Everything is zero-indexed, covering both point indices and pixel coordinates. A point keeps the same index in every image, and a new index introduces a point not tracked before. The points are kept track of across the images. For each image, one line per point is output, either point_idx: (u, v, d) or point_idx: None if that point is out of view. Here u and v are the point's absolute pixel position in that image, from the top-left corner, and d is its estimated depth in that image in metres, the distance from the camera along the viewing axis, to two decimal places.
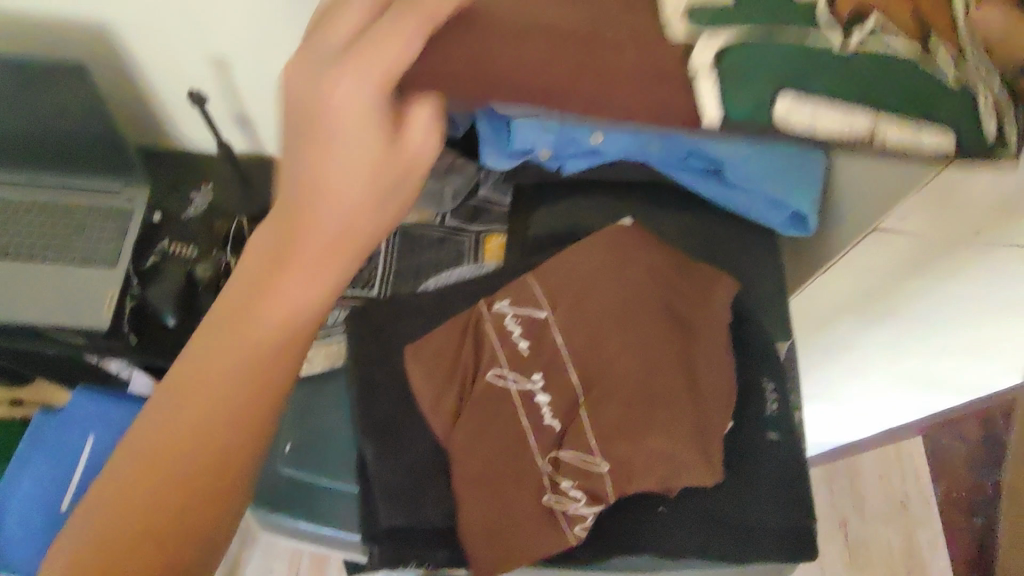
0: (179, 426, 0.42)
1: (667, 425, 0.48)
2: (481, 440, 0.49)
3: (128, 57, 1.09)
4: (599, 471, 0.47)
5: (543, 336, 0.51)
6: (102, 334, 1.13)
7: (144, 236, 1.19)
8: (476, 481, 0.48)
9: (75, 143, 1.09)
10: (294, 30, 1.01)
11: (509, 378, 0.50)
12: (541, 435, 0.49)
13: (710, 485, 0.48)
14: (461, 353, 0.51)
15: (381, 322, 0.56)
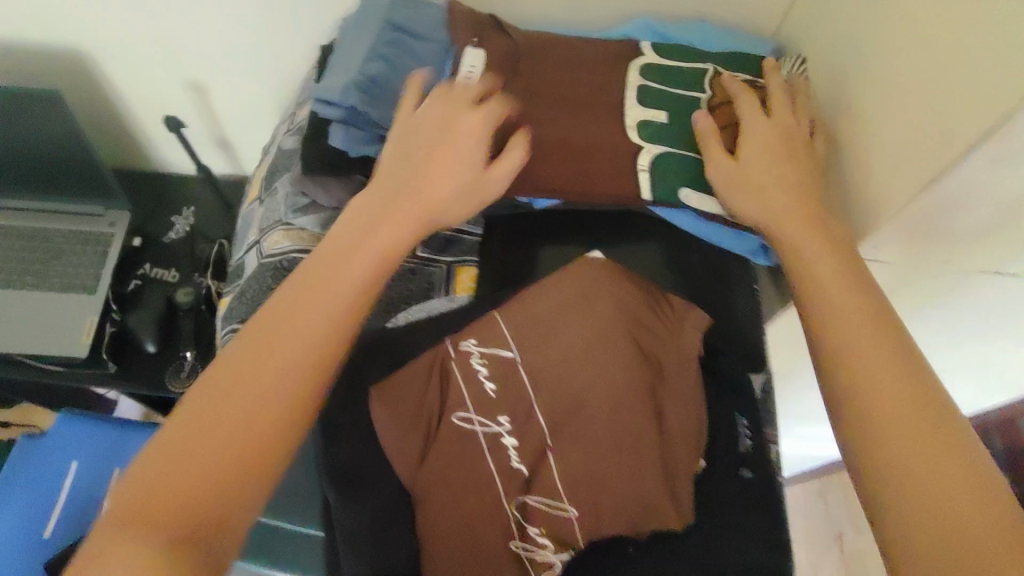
0: (228, 423, 0.38)
1: (633, 465, 0.47)
2: (448, 484, 0.47)
3: (106, 83, 1.08)
4: (566, 516, 0.46)
5: (510, 376, 0.51)
6: (81, 362, 1.11)
7: (125, 261, 1.19)
8: (443, 530, 0.46)
9: (53, 169, 1.08)
10: (270, 54, 1.01)
11: (475, 421, 0.49)
12: (508, 481, 0.48)
13: (679, 527, 0.48)
14: (426, 395, 0.51)
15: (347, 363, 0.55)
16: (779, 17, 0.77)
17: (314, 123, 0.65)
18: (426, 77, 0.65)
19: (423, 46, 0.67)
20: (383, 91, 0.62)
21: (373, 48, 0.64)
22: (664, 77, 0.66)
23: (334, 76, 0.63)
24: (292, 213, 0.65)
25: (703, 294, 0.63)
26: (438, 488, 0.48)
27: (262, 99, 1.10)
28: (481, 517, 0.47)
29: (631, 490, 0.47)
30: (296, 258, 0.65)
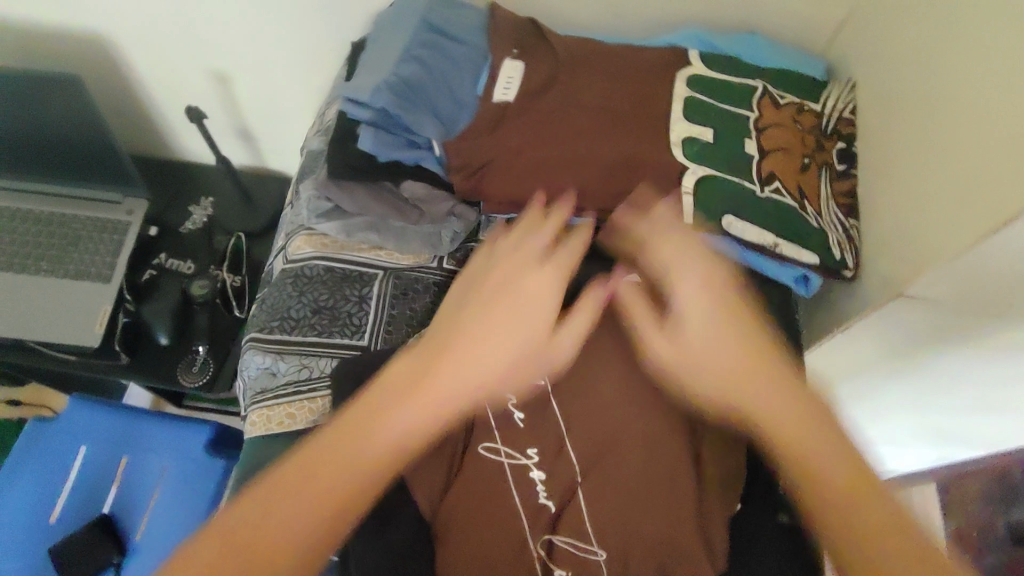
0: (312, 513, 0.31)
1: (664, 513, 0.44)
2: (476, 526, 0.45)
3: (128, 69, 1.06)
4: (595, 560, 0.44)
5: (539, 406, 0.48)
6: (95, 353, 1.09)
7: (141, 250, 1.18)
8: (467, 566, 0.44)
9: (72, 154, 1.06)
10: (296, 45, 0.98)
11: (501, 452, 0.47)
12: (534, 519, 0.45)
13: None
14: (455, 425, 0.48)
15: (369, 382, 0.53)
16: (830, 32, 0.73)
17: (341, 124, 0.62)
18: (462, 82, 0.63)
19: (457, 49, 0.65)
20: (415, 94, 0.59)
21: (406, 48, 0.62)
22: (714, 91, 0.64)
23: (364, 76, 0.61)
24: (314, 218, 0.62)
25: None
26: (467, 531, 0.45)
27: (285, 91, 1.07)
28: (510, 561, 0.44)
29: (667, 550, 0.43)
30: (318, 266, 0.62)
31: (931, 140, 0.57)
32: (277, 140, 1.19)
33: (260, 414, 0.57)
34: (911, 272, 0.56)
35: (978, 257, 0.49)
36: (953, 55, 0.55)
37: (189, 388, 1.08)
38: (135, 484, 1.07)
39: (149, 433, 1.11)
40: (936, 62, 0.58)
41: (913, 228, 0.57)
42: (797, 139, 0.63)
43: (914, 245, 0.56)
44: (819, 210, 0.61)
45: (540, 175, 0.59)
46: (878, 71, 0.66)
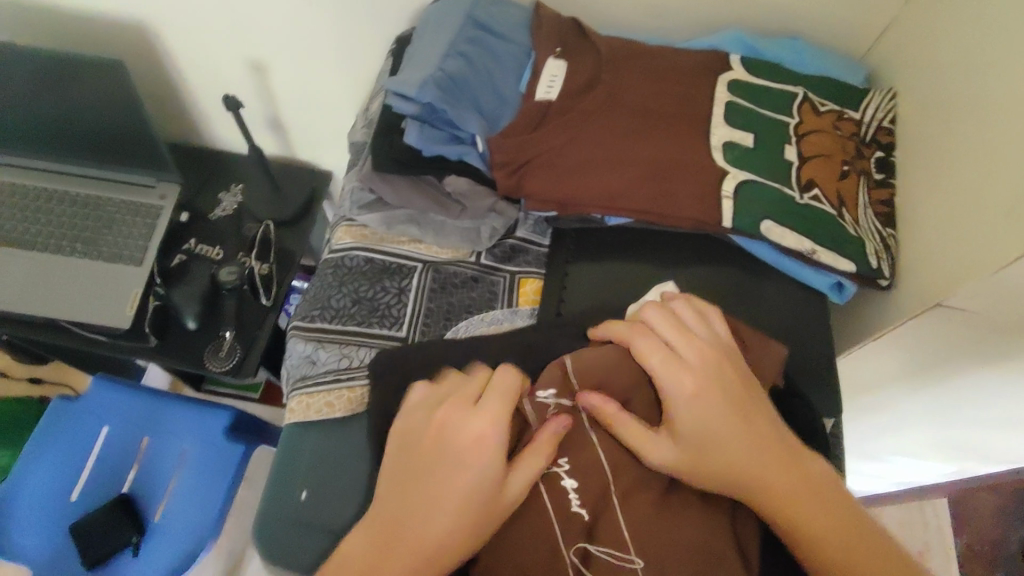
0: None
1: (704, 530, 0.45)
2: (512, 522, 0.46)
3: (167, 55, 1.08)
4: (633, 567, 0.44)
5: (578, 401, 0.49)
6: (124, 334, 1.12)
7: (172, 235, 1.20)
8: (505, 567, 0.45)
9: (109, 138, 1.08)
10: (334, 38, 0.99)
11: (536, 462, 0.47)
12: (569, 524, 0.45)
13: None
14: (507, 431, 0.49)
15: (411, 372, 0.54)
16: (871, 41, 0.73)
17: (387, 117, 0.64)
18: (505, 79, 0.64)
19: (501, 46, 0.66)
20: (460, 89, 0.60)
21: (453, 44, 0.63)
22: (755, 96, 0.64)
23: (411, 71, 0.62)
24: (357, 209, 0.63)
25: (773, 328, 0.60)
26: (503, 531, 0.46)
27: (319, 82, 1.08)
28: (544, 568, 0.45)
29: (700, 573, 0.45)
30: (358, 257, 0.63)
31: (975, 151, 0.57)
32: (309, 130, 1.20)
33: (300, 399, 0.58)
34: (948, 284, 0.56)
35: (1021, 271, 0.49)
36: (1011, 62, 0.54)
37: (216, 373, 1.09)
38: (156, 467, 1.09)
39: (170, 417, 1.12)
40: (984, 74, 0.57)
41: (952, 239, 0.57)
42: (838, 148, 0.63)
43: (952, 259, 0.56)
44: (857, 219, 0.62)
45: (581, 174, 0.60)
46: (920, 82, 0.65)
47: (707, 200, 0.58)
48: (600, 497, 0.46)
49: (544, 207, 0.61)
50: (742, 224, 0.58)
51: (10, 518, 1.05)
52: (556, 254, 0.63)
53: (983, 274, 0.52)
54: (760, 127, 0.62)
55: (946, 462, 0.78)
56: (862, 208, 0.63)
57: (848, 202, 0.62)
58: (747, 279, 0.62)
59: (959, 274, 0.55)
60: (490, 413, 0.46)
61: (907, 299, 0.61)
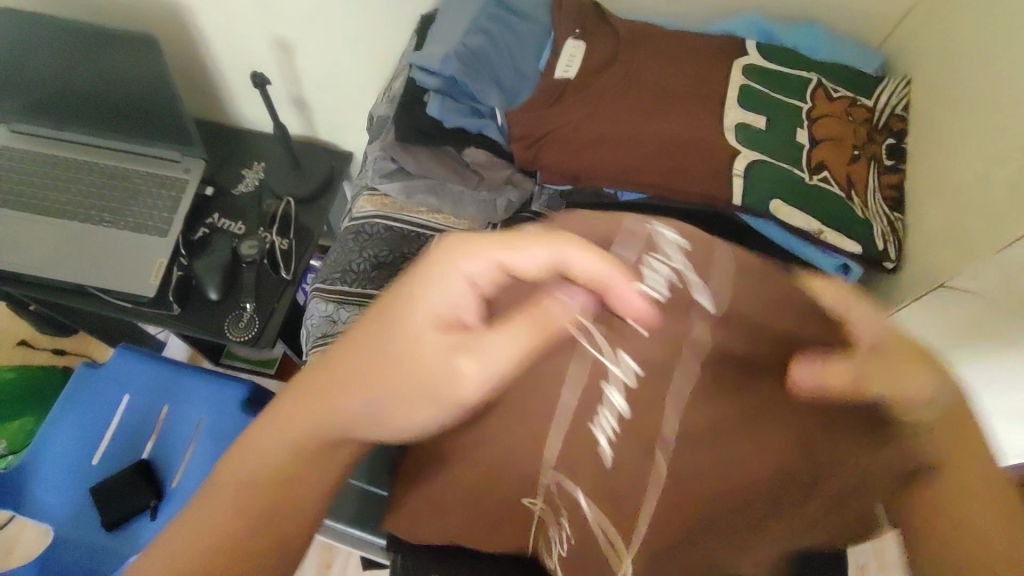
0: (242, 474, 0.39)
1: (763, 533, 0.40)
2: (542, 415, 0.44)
3: (197, 33, 1.11)
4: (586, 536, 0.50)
5: None
6: (148, 302, 1.15)
7: (196, 208, 1.23)
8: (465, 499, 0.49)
9: (139, 113, 1.12)
10: (359, 19, 1.02)
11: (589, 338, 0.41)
12: None
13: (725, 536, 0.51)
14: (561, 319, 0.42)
15: None
16: (887, 31, 0.74)
17: (410, 90, 0.66)
18: (525, 56, 0.66)
19: (524, 25, 0.68)
20: (483, 64, 0.63)
21: (476, 20, 0.65)
22: (770, 80, 0.66)
23: (436, 45, 0.64)
24: (379, 177, 0.66)
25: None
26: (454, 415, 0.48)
27: (342, 64, 1.11)
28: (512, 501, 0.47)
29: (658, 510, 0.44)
30: (378, 224, 0.66)
31: (987, 133, 0.57)
32: (331, 110, 1.23)
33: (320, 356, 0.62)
34: (952, 267, 0.57)
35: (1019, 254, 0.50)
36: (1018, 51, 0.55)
37: (235, 343, 1.13)
38: (174, 434, 1.12)
39: (187, 387, 1.16)
40: (996, 60, 0.58)
41: (961, 221, 0.58)
42: (849, 130, 0.65)
43: (961, 242, 0.57)
44: (866, 201, 0.63)
45: (595, 149, 0.62)
46: (935, 69, 0.66)
47: (718, 178, 0.60)
48: (643, 415, 0.41)
49: (559, 179, 0.64)
50: (749, 200, 0.60)
51: (35, 479, 1.10)
52: None
53: (987, 256, 0.53)
54: (773, 108, 0.64)
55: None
56: (871, 190, 0.64)
57: (859, 184, 0.63)
58: (754, 257, 0.63)
59: (966, 256, 0.56)
60: (482, 357, 0.37)
61: (910, 278, 0.63)
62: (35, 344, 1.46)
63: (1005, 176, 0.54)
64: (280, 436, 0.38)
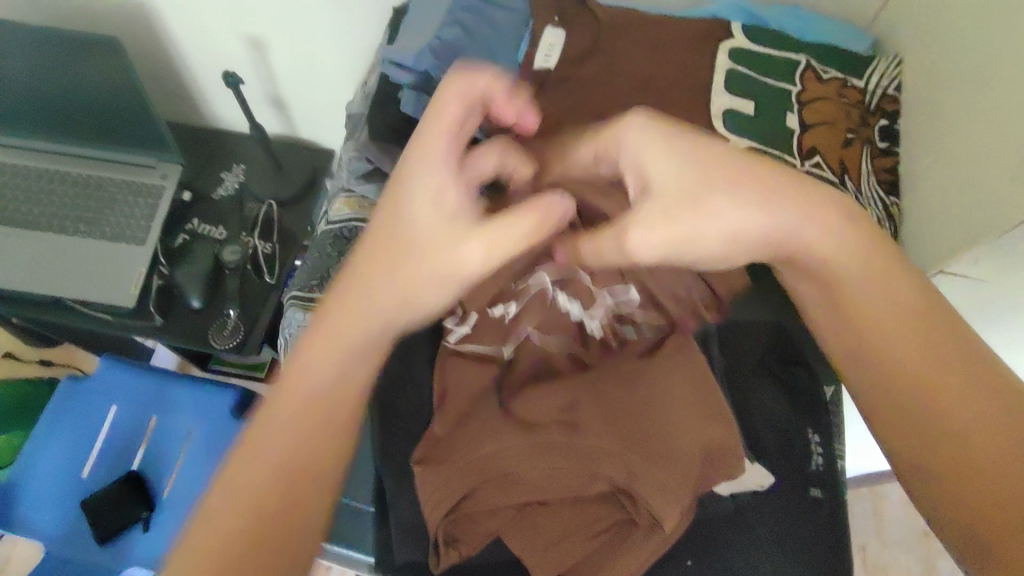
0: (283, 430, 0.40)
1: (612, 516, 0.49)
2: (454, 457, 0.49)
3: (166, 33, 1.08)
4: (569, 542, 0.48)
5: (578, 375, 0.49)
6: (129, 312, 1.13)
7: (176, 215, 1.20)
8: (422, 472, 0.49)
9: (109, 117, 1.08)
10: (332, 12, 0.98)
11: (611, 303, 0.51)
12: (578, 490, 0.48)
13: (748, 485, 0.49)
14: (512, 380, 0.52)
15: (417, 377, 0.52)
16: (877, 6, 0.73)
17: (383, 88, 0.63)
18: (504, 46, 0.64)
19: (501, 13, 0.65)
20: (457, 54, 0.60)
21: (450, 12, 0.62)
22: (756, 63, 0.63)
23: (409, 39, 0.61)
24: (355, 179, 0.64)
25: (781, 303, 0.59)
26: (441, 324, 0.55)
27: (318, 58, 1.08)
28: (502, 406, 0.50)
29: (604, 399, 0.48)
30: (357, 228, 0.63)
31: (988, 107, 0.55)
32: (308, 107, 1.20)
33: None
34: (957, 248, 0.55)
35: None
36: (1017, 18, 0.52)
37: (221, 352, 1.11)
38: (163, 447, 1.05)
39: (176, 395, 1.08)
40: (992, 30, 0.55)
41: (959, 195, 0.56)
42: (842, 111, 0.63)
43: (960, 216, 0.55)
44: (860, 185, 0.61)
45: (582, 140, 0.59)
46: (927, 45, 0.64)
47: None
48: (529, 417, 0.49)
49: None
50: None
51: (20, 494, 1.02)
52: None
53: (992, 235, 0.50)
54: (762, 93, 0.62)
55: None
56: (864, 174, 0.62)
57: (853, 170, 0.61)
58: None
59: (972, 229, 0.53)
60: (491, 242, 0.39)
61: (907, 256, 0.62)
62: (17, 356, 1.36)
63: (1010, 152, 0.51)
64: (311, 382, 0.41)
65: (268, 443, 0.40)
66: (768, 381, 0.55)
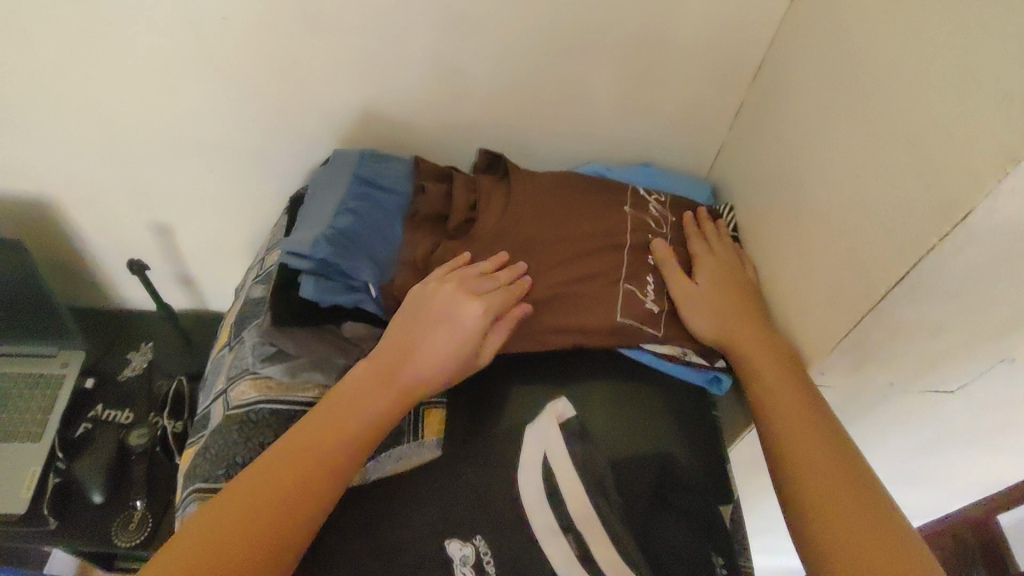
0: (271, 472, 0.51)
1: None
2: None
3: (70, 226, 1.10)
4: None
5: (498, 532, 0.52)
6: (19, 519, 1.03)
7: (76, 403, 1.15)
8: (401, 521, 0.53)
9: (5, 313, 1.06)
10: (238, 195, 1.04)
11: (649, 292, 0.65)
12: None
13: (691, 527, 0.56)
14: (432, 552, 0.51)
15: (327, 555, 0.52)
16: (717, 149, 0.90)
17: (284, 274, 0.67)
18: (392, 222, 0.70)
19: (389, 198, 0.71)
20: (351, 240, 0.65)
21: (344, 202, 0.68)
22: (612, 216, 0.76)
23: (305, 230, 0.66)
24: (260, 362, 0.65)
25: (681, 437, 0.62)
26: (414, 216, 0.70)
27: (223, 236, 1.12)
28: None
29: (548, 200, 0.69)
30: (264, 410, 0.64)
31: (798, 236, 0.65)
32: (218, 282, 1.22)
33: None
34: (811, 353, 0.62)
35: (865, 330, 0.55)
36: (802, 164, 0.65)
37: (125, 550, 1.02)
38: None
39: None
40: (787, 173, 0.68)
41: (796, 312, 0.65)
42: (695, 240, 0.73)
43: (801, 331, 0.64)
44: None
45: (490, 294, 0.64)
46: (751, 189, 0.78)
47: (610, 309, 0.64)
48: None
49: None
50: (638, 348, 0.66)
51: None
52: (456, 389, 0.65)
53: (831, 341, 0.59)
54: None
55: (925, 489, 0.86)
56: None
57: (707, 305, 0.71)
58: (640, 382, 0.65)
59: (813, 340, 0.61)
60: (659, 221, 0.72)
61: None
62: None
63: (818, 279, 0.61)
64: (290, 457, 0.52)
65: (278, 473, 0.51)
66: (672, 513, 0.56)
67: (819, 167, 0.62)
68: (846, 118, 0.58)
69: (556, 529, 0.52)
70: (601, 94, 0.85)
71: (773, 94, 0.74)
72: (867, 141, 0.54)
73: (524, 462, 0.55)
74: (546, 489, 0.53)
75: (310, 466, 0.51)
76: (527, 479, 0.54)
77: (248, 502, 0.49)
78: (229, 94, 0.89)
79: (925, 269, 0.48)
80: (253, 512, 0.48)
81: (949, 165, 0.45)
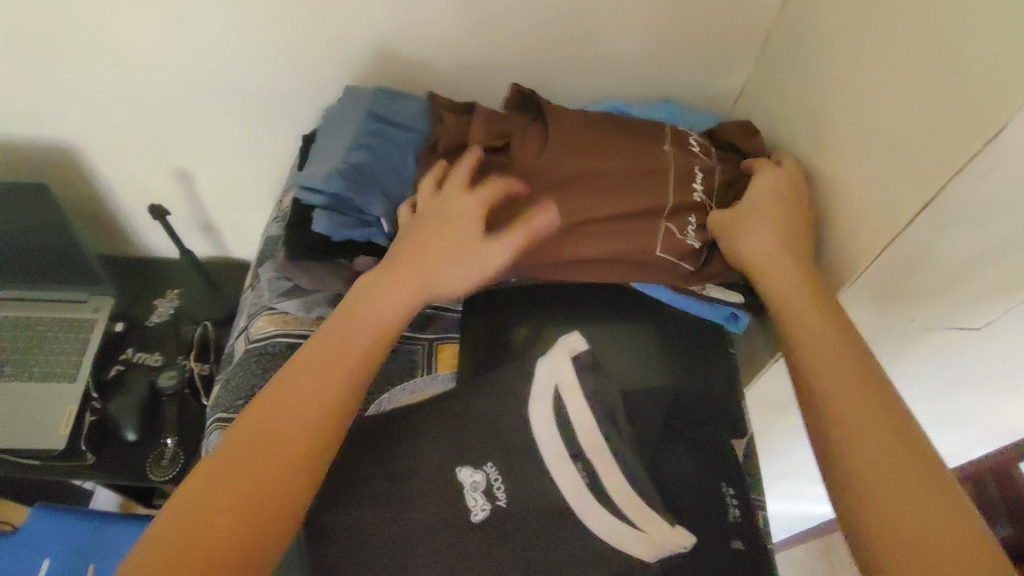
0: (295, 385, 0.51)
1: None
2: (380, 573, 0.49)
3: (93, 172, 1.11)
4: None
5: (509, 460, 0.53)
6: (59, 455, 1.08)
7: (107, 346, 1.19)
8: (415, 448, 0.54)
9: (35, 258, 1.09)
10: (256, 141, 1.05)
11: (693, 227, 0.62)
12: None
13: (702, 460, 0.56)
14: (443, 476, 0.52)
15: (341, 477, 0.53)
16: (740, 86, 0.87)
17: (298, 210, 0.67)
18: (405, 158, 0.69)
19: (402, 133, 0.70)
20: (364, 175, 0.64)
21: (357, 137, 0.68)
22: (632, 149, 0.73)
23: (318, 165, 0.66)
24: (275, 297, 0.66)
25: (696, 378, 0.62)
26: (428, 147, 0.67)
27: (243, 183, 1.13)
28: (411, 502, 0.51)
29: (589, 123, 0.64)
30: (280, 343, 0.66)
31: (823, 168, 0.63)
32: (239, 229, 1.24)
33: None
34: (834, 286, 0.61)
35: None
36: (830, 92, 0.62)
37: (159, 484, 1.07)
38: None
39: (115, 536, 1.00)
40: (813, 103, 0.65)
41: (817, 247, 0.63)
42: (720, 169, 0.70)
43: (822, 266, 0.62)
44: None
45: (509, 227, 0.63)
46: (775, 124, 0.75)
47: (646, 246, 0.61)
48: (460, 508, 0.51)
49: None
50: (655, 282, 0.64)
51: None
52: (469, 322, 0.65)
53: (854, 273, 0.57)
54: None
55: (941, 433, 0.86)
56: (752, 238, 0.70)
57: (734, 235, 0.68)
58: (652, 321, 0.65)
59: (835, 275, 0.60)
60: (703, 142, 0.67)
61: None
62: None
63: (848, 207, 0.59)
64: (311, 368, 0.52)
65: (303, 386, 0.51)
66: (684, 444, 0.56)
67: (849, 95, 0.59)
68: (880, 38, 0.54)
69: (566, 456, 0.52)
70: (621, 26, 0.81)
71: (802, 21, 0.70)
72: (903, 62, 0.52)
73: (535, 392, 0.55)
74: (556, 418, 0.53)
75: (331, 376, 0.52)
76: (538, 409, 0.54)
77: (275, 416, 0.49)
78: (241, 34, 0.87)
79: (953, 194, 0.47)
80: (282, 423, 0.49)
81: (994, 81, 0.42)
